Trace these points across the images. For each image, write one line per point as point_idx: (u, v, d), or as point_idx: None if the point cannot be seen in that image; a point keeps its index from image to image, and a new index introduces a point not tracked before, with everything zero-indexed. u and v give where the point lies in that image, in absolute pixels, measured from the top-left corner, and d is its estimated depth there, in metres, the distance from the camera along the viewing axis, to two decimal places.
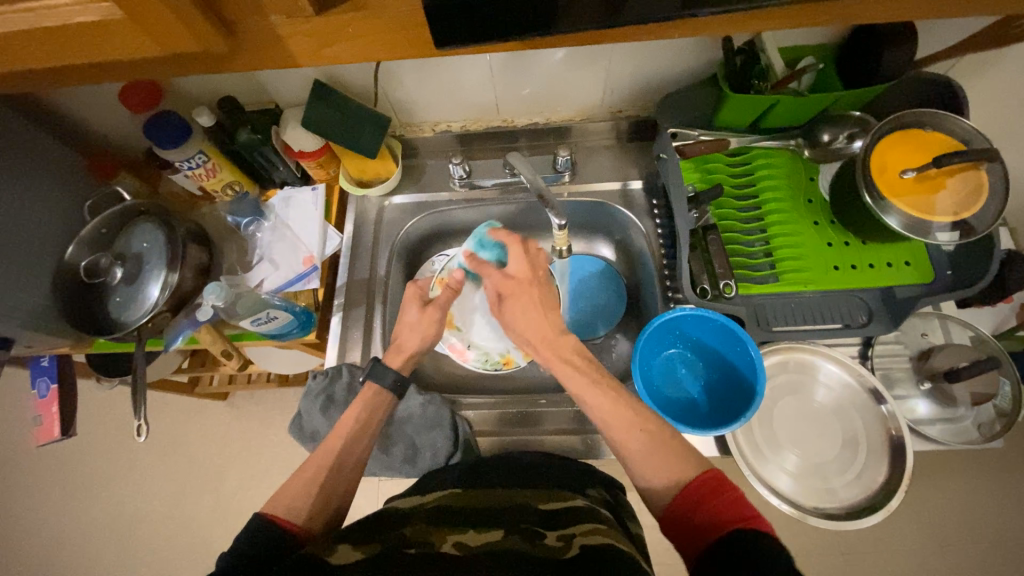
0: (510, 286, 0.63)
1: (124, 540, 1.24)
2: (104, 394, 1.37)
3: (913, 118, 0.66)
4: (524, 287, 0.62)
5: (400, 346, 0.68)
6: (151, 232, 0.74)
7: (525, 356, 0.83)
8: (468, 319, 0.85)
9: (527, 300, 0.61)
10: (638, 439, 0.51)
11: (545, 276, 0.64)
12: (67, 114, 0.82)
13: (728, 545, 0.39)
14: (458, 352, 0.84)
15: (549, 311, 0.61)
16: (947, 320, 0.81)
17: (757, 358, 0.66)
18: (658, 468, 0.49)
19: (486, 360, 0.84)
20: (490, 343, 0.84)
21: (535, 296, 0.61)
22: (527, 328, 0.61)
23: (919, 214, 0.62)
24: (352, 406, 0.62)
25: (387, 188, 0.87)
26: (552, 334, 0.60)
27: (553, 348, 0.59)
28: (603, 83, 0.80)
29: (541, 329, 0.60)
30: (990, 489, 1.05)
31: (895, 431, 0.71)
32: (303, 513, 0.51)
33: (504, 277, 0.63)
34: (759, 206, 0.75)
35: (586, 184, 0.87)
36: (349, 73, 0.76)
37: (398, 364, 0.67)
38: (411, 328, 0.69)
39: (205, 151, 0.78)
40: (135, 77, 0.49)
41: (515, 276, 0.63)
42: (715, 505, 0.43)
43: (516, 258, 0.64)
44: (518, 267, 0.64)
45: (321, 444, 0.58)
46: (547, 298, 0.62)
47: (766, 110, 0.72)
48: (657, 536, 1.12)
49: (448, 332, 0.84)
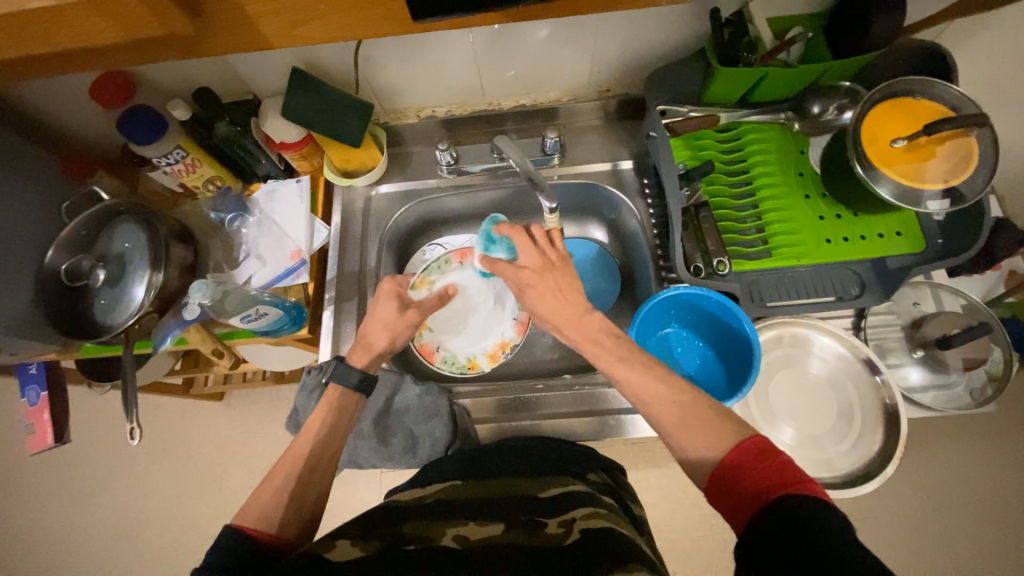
0: (527, 277, 0.59)
1: (129, 544, 1.23)
2: (96, 399, 1.35)
3: (902, 86, 0.65)
4: (542, 276, 0.58)
5: (366, 343, 0.66)
6: (131, 232, 0.72)
7: (493, 361, 0.82)
8: (444, 322, 0.84)
9: (545, 288, 0.58)
10: (670, 412, 0.50)
11: (558, 257, 0.60)
12: (36, 113, 0.79)
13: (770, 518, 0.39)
14: (427, 352, 0.82)
15: (571, 292, 0.58)
16: (938, 289, 0.81)
17: (752, 333, 0.66)
18: (695, 438, 0.47)
19: (452, 364, 0.82)
20: (458, 347, 0.83)
21: (554, 283, 0.58)
22: (551, 315, 0.58)
23: (910, 183, 0.62)
24: (322, 404, 0.60)
25: (373, 177, 0.85)
26: (576, 315, 0.57)
27: (578, 330, 0.57)
28: (590, 61, 0.78)
29: (564, 312, 0.57)
30: (980, 453, 1.08)
31: (889, 400, 0.72)
32: (282, 517, 0.51)
33: (517, 270, 0.60)
34: (750, 181, 0.75)
35: (576, 167, 0.85)
36: (327, 58, 0.74)
37: (364, 361, 0.65)
38: (380, 324, 0.67)
39: (184, 146, 0.75)
40: (97, 65, 0.47)
41: (530, 266, 0.59)
42: (753, 474, 0.42)
43: (524, 246, 0.60)
44: (529, 256, 0.60)
45: (292, 443, 0.57)
46: (569, 282, 0.58)
47: (755, 83, 0.71)
48: (659, 514, 1.13)
49: (420, 331, 0.82)
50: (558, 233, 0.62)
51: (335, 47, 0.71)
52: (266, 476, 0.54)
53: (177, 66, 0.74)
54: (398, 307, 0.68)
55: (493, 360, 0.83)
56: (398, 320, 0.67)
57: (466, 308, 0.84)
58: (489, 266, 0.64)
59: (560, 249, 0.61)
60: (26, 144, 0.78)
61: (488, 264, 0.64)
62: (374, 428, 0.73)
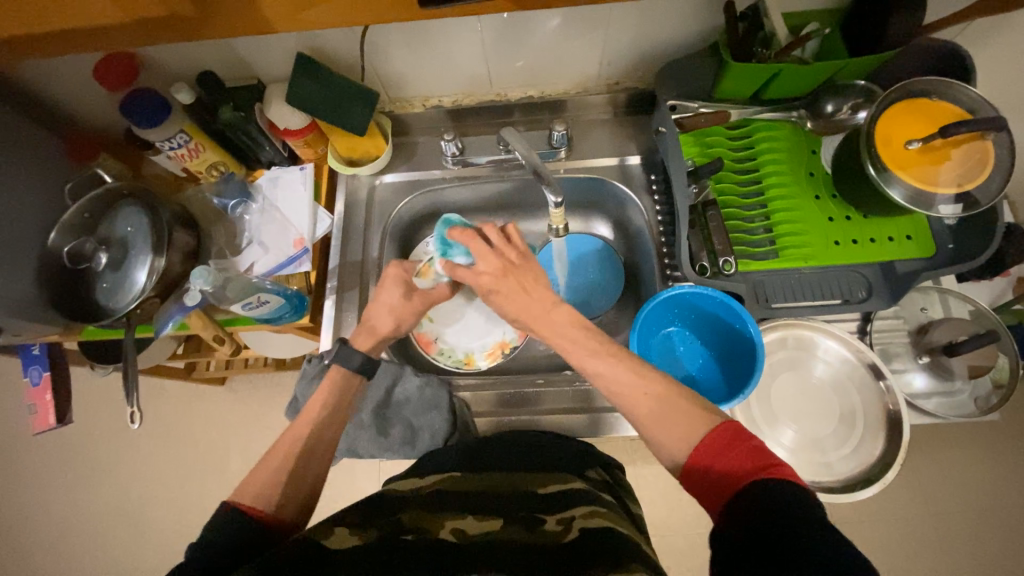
0: (488, 280, 0.60)
1: (130, 525, 1.25)
2: (99, 382, 1.36)
3: (919, 87, 0.64)
4: (502, 277, 0.59)
5: (370, 327, 0.67)
6: (134, 216, 0.72)
7: (490, 360, 0.83)
8: (444, 314, 0.86)
9: (507, 289, 0.59)
10: (643, 404, 0.49)
11: (516, 255, 0.61)
12: (40, 94, 0.79)
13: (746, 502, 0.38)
14: (426, 342, 0.84)
15: (533, 289, 0.58)
16: (947, 294, 0.80)
17: (757, 335, 0.65)
18: (670, 430, 0.46)
19: (448, 357, 0.83)
20: (457, 341, 0.84)
21: (516, 282, 0.59)
22: (518, 313, 0.59)
23: (923, 186, 0.61)
24: (322, 388, 0.60)
25: (378, 167, 0.84)
26: (544, 310, 0.58)
27: (547, 324, 0.57)
28: (600, 53, 0.76)
29: (531, 309, 0.58)
30: (982, 461, 1.07)
31: (892, 406, 0.71)
32: (277, 499, 0.50)
33: (476, 275, 0.61)
34: (760, 180, 0.73)
35: (582, 161, 0.84)
36: (333, 44, 0.73)
37: (367, 345, 0.65)
38: (386, 310, 0.67)
39: (188, 131, 0.75)
40: (95, 45, 0.46)
41: (489, 270, 0.60)
42: (728, 459, 0.41)
43: (479, 251, 0.61)
44: (485, 260, 0.61)
45: (288, 428, 0.57)
46: (527, 277, 0.59)
47: (768, 80, 0.69)
48: (656, 511, 1.14)
49: (420, 321, 0.84)
50: (513, 229, 0.62)
51: (342, 33, 0.70)
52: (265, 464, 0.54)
53: (181, 48, 0.73)
54: (403, 293, 0.68)
55: (491, 360, 0.83)
56: (406, 306, 0.68)
57: (469, 303, 0.86)
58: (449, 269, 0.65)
59: (518, 245, 0.62)
60: (29, 124, 0.78)
61: (449, 269, 0.64)
62: (374, 419, 0.73)
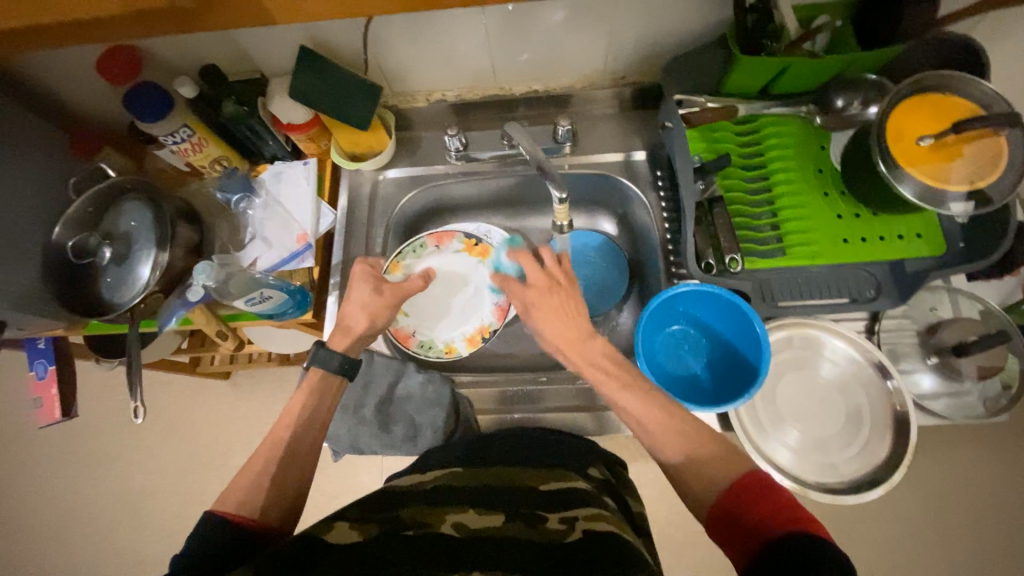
0: (532, 297, 0.61)
1: (134, 518, 1.26)
2: (103, 376, 1.37)
3: (932, 81, 0.63)
4: (548, 295, 0.60)
5: (350, 324, 0.66)
6: (138, 211, 0.72)
7: (471, 346, 0.79)
8: (422, 307, 0.81)
9: (549, 307, 0.60)
10: (673, 440, 0.50)
11: (565, 278, 0.62)
12: (42, 88, 0.78)
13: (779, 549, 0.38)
14: (403, 336, 0.79)
15: (573, 316, 0.59)
16: (956, 294, 0.79)
17: (763, 333, 0.64)
18: (696, 453, 0.48)
19: (429, 349, 0.78)
20: (436, 331, 0.80)
21: (561, 302, 0.60)
22: (554, 337, 0.59)
23: (934, 182, 0.60)
24: (303, 389, 0.60)
25: (381, 162, 0.84)
26: (579, 338, 0.59)
27: (580, 352, 0.58)
28: (606, 46, 0.75)
29: (566, 334, 0.59)
30: (989, 461, 1.06)
31: (900, 406, 0.70)
32: (262, 504, 0.51)
33: (523, 290, 0.61)
34: (767, 177, 0.72)
35: (587, 156, 0.83)
36: (335, 37, 0.72)
37: (343, 345, 0.64)
38: (358, 307, 0.66)
39: (190, 125, 0.74)
40: (93, 40, 0.46)
41: (536, 285, 0.61)
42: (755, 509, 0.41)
43: (531, 267, 0.62)
44: (535, 276, 0.61)
45: (272, 431, 0.57)
46: (571, 303, 0.60)
47: (777, 74, 0.68)
48: (657, 509, 1.13)
49: (397, 316, 0.79)
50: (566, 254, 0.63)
51: (344, 25, 0.69)
52: (266, 457, 0.54)
53: (183, 41, 0.73)
54: (373, 289, 0.67)
55: (471, 347, 0.79)
56: (376, 299, 0.67)
57: (445, 293, 0.82)
58: (501, 282, 0.64)
59: (568, 270, 0.63)
60: (34, 117, 0.78)
61: (500, 281, 0.64)
62: (376, 415, 0.73)
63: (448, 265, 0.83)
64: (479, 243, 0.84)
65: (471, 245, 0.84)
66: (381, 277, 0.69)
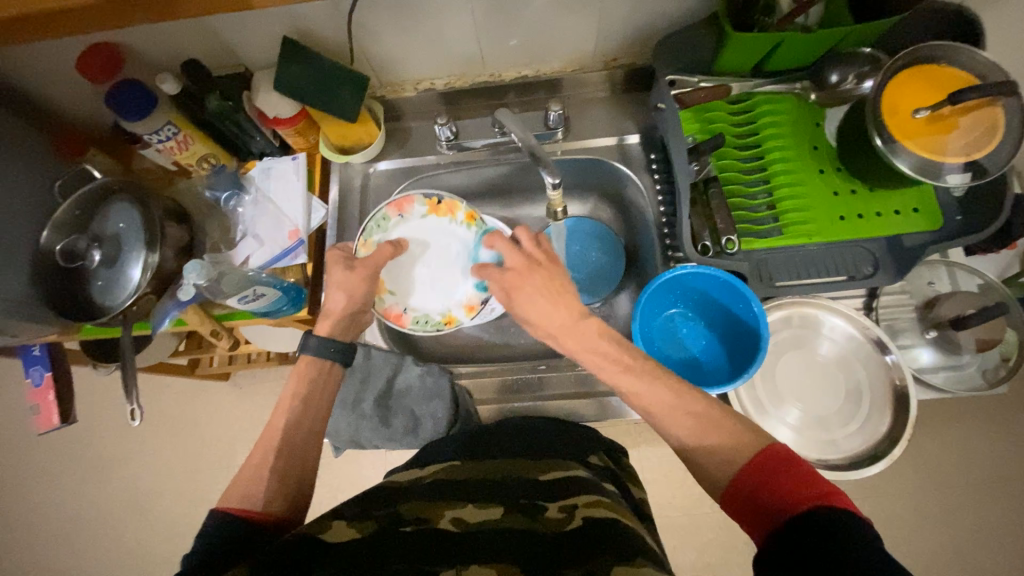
0: (512, 279, 0.59)
1: (139, 522, 1.26)
2: (102, 380, 1.36)
3: (927, 52, 0.62)
4: (527, 276, 0.59)
5: (342, 310, 0.65)
6: (125, 212, 0.71)
7: (470, 312, 0.77)
8: (402, 281, 0.78)
9: (532, 289, 0.58)
10: (685, 424, 0.50)
11: (544, 257, 0.60)
12: (22, 89, 0.77)
13: (803, 527, 0.38)
14: (395, 315, 0.76)
15: (560, 297, 0.58)
16: (954, 267, 0.79)
17: (761, 313, 0.64)
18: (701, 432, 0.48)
19: (426, 323, 0.76)
20: (428, 304, 0.78)
21: (543, 282, 0.58)
22: (542, 321, 0.58)
23: (930, 155, 0.59)
24: (296, 376, 0.60)
25: (371, 154, 0.82)
26: (573, 321, 0.57)
27: (574, 336, 0.57)
28: (596, 28, 0.74)
29: (560, 320, 0.57)
30: (988, 434, 1.07)
31: (899, 380, 0.70)
32: (268, 497, 0.50)
33: (503, 274, 0.60)
34: (762, 156, 0.72)
35: (580, 141, 0.82)
36: (320, 27, 0.70)
37: (326, 329, 0.64)
38: (334, 288, 0.66)
39: (174, 122, 0.73)
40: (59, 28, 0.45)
41: (514, 268, 0.60)
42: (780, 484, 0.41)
43: (508, 250, 0.60)
44: (513, 258, 0.60)
45: (268, 425, 0.57)
46: (555, 282, 0.59)
47: (770, 51, 0.67)
48: (661, 493, 1.14)
49: (380, 297, 0.75)
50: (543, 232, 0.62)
51: (328, 14, 0.68)
52: (265, 455, 0.54)
53: (163, 36, 0.71)
54: (345, 267, 0.66)
55: (471, 312, 0.77)
56: (351, 277, 0.66)
57: (422, 262, 0.79)
58: (481, 270, 0.62)
59: (547, 249, 0.61)
60: (15, 119, 0.76)
61: (477, 270, 0.63)
62: (376, 408, 0.73)
63: (418, 231, 0.80)
64: (442, 202, 0.79)
65: (436, 206, 0.79)
66: (354, 258, 0.68)
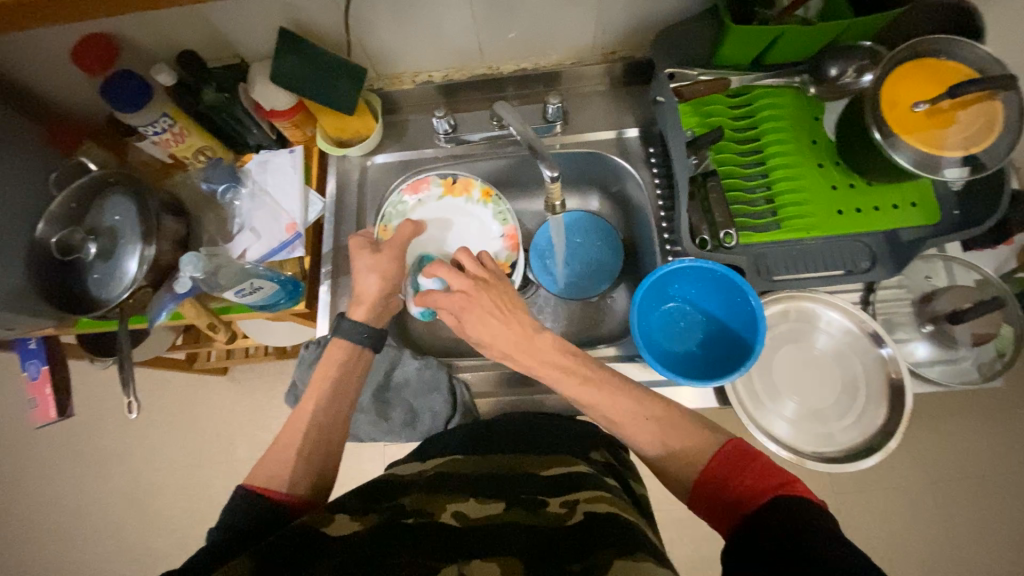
0: (461, 301, 0.60)
1: (138, 516, 1.26)
2: (99, 376, 1.35)
3: (926, 46, 0.62)
4: (476, 297, 0.60)
5: (360, 296, 0.65)
6: (121, 204, 0.70)
7: None
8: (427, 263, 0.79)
9: (481, 308, 0.59)
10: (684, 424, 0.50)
11: (490, 276, 0.63)
12: (16, 81, 0.76)
13: (769, 512, 0.41)
14: None
15: (505, 314, 0.59)
16: (951, 262, 0.79)
17: (759, 308, 0.64)
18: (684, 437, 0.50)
19: None
20: None
21: (488, 301, 0.60)
22: (493, 341, 0.59)
23: (929, 149, 0.59)
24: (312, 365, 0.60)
25: (368, 147, 0.82)
26: (527, 338, 0.59)
27: (531, 353, 0.58)
28: (595, 20, 0.73)
29: (508, 338, 0.59)
30: (983, 428, 1.08)
31: (895, 374, 0.71)
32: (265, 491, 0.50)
33: (450, 296, 0.60)
34: (761, 149, 0.72)
35: (578, 135, 0.82)
36: (317, 19, 0.70)
37: (361, 315, 0.64)
38: (367, 272, 0.65)
39: (170, 114, 0.73)
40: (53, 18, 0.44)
41: (463, 289, 0.61)
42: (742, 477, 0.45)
43: (451, 275, 0.61)
44: (459, 281, 0.61)
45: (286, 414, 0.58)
46: (505, 301, 0.61)
47: (770, 43, 0.67)
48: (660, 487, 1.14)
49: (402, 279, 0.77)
50: (484, 254, 0.65)
51: (324, 6, 0.67)
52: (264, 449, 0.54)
53: (157, 27, 0.70)
54: (371, 250, 0.67)
55: None
56: (380, 261, 0.66)
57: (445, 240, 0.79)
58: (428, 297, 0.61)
59: (488, 270, 0.64)
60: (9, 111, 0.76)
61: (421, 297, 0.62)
62: (374, 402, 0.73)
63: (436, 211, 0.80)
64: (457, 181, 0.80)
65: (450, 185, 0.80)
66: (378, 243, 0.68)
